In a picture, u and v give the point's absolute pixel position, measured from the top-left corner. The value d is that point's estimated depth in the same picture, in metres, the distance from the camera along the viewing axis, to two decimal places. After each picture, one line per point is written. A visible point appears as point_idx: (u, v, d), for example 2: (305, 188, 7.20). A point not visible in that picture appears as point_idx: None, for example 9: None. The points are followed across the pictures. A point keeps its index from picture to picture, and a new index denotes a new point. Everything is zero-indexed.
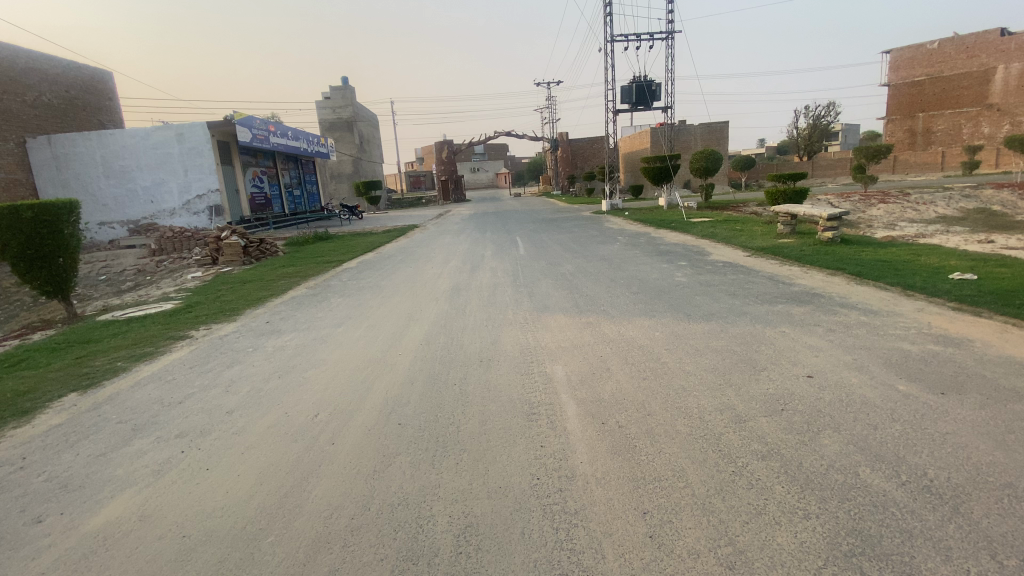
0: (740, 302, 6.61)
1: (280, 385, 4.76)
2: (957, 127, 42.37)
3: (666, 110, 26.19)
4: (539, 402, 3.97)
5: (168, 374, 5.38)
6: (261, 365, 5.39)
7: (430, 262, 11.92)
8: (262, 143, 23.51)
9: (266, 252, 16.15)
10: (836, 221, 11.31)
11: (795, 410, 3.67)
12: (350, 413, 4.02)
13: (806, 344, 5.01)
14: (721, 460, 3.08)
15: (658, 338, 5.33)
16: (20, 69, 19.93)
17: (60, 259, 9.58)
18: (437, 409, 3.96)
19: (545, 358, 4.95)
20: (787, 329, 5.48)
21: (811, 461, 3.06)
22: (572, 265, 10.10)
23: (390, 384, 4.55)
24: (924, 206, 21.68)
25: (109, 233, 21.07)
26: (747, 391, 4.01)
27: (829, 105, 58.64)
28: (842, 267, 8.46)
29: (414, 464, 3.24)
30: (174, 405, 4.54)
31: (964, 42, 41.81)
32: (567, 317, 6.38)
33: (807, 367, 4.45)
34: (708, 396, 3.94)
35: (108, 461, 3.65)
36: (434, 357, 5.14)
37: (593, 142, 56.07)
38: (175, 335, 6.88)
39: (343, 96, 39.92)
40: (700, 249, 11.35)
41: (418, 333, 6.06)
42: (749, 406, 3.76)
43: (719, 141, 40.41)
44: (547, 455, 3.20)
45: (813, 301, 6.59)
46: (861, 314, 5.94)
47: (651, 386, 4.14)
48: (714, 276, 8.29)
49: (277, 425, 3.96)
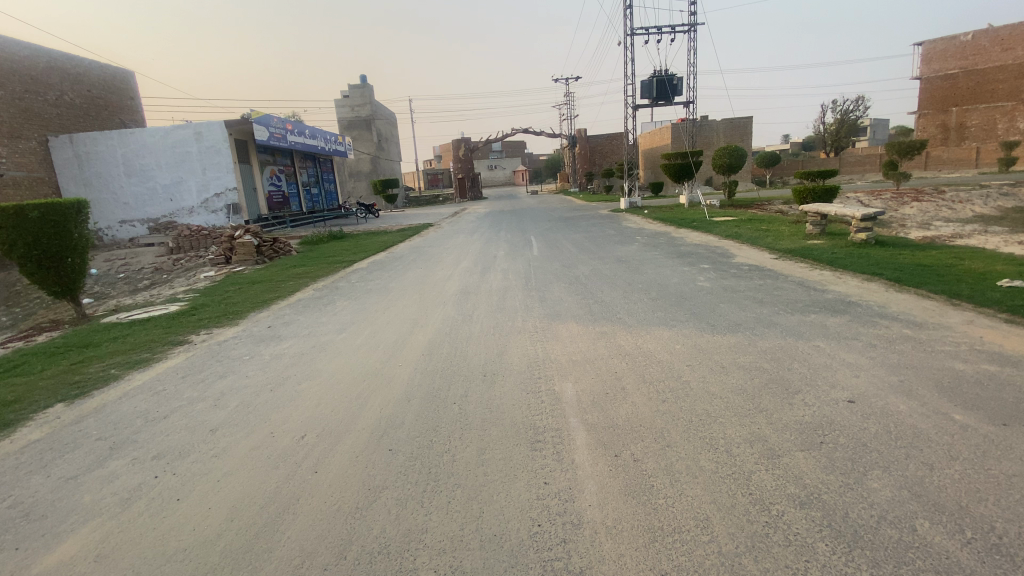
0: (768, 311, 6.11)
1: (269, 400, 4.46)
2: (991, 122, 40.54)
3: (687, 105, 25.46)
4: (546, 426, 3.59)
5: (160, 383, 5.16)
6: (254, 376, 5.11)
7: (443, 263, 11.57)
8: (279, 142, 23.48)
9: (279, 251, 16.03)
10: (869, 221, 10.65)
11: (835, 444, 3.23)
12: (338, 436, 3.69)
13: (843, 361, 4.53)
14: (749, 505, 2.67)
15: (678, 353, 4.90)
16: (43, 69, 20.21)
17: (69, 259, 9.50)
18: (433, 433, 3.61)
19: (554, 373, 4.56)
20: (821, 343, 4.99)
21: (856, 510, 2.62)
22: (588, 267, 9.71)
23: (385, 401, 4.20)
24: (961, 205, 20.61)
25: (130, 231, 21.31)
26: (780, 417, 3.57)
27: (857, 98, 56.71)
28: (878, 272, 7.88)
29: (401, 502, 2.88)
30: (158, 420, 4.30)
31: (998, 34, 40.00)
32: (580, 326, 5.96)
33: (847, 390, 3.96)
34: (735, 423, 3.52)
35: (78, 487, 3.42)
36: (435, 370, 4.80)
37: (611, 139, 55.23)
38: (174, 340, 6.66)
39: (361, 95, 40.03)
40: (723, 250, 10.80)
41: (420, 342, 5.72)
42: (783, 437, 3.32)
43: (742, 137, 39.32)
44: (551, 496, 2.81)
45: (849, 310, 6.04)
46: (903, 326, 5.40)
47: (671, 410, 3.72)
48: (739, 281, 7.78)
49: (261, 446, 3.66)
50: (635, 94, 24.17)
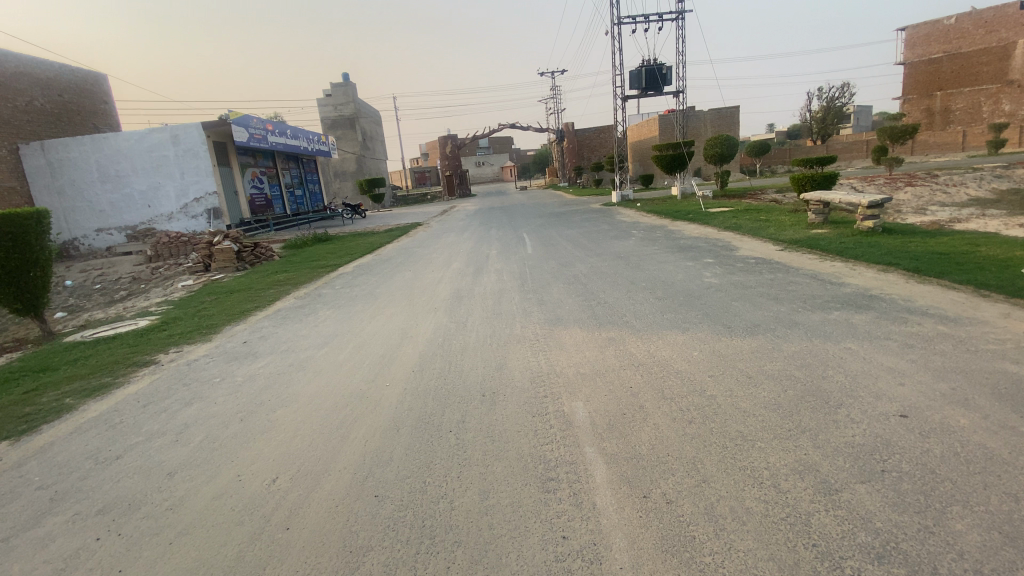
0: (786, 309, 5.65)
1: (238, 433, 3.90)
2: (976, 105, 40.38)
3: (677, 94, 24.97)
4: (559, 459, 3.09)
5: (118, 414, 4.58)
6: (225, 402, 4.55)
7: (432, 264, 11.03)
8: (259, 143, 22.65)
9: (261, 256, 15.39)
10: (876, 208, 10.22)
11: (898, 473, 2.76)
12: (316, 479, 3.16)
13: (882, 366, 4.08)
14: (817, 562, 2.19)
15: (696, 360, 4.42)
16: (11, 74, 19.39)
17: (32, 272, 8.84)
18: (427, 471, 3.09)
19: (562, 391, 4.04)
20: (852, 345, 4.53)
21: (945, 564, 2.14)
22: (585, 265, 9.24)
23: (371, 431, 3.67)
24: (955, 188, 20.41)
25: (107, 240, 20.41)
26: (826, 440, 3.10)
27: (843, 85, 56.69)
28: (893, 262, 7.47)
29: (389, 571, 2.36)
30: (110, 461, 3.74)
31: (981, 17, 39.97)
32: (584, 333, 5.45)
33: (898, 402, 3.50)
34: (777, 448, 3.05)
35: (6, 555, 2.86)
36: (426, 391, 4.28)
37: (599, 132, 54.60)
38: (140, 360, 6.06)
39: (344, 94, 39.20)
40: (725, 243, 10.37)
41: (410, 357, 5.18)
42: (835, 465, 2.86)
43: (730, 126, 39.04)
44: (571, 559, 2.31)
45: (874, 306, 5.60)
46: (937, 322, 4.96)
47: (702, 435, 3.23)
48: (748, 276, 7.31)
49: (228, 493, 3.13)
50: (625, 84, 23.63)
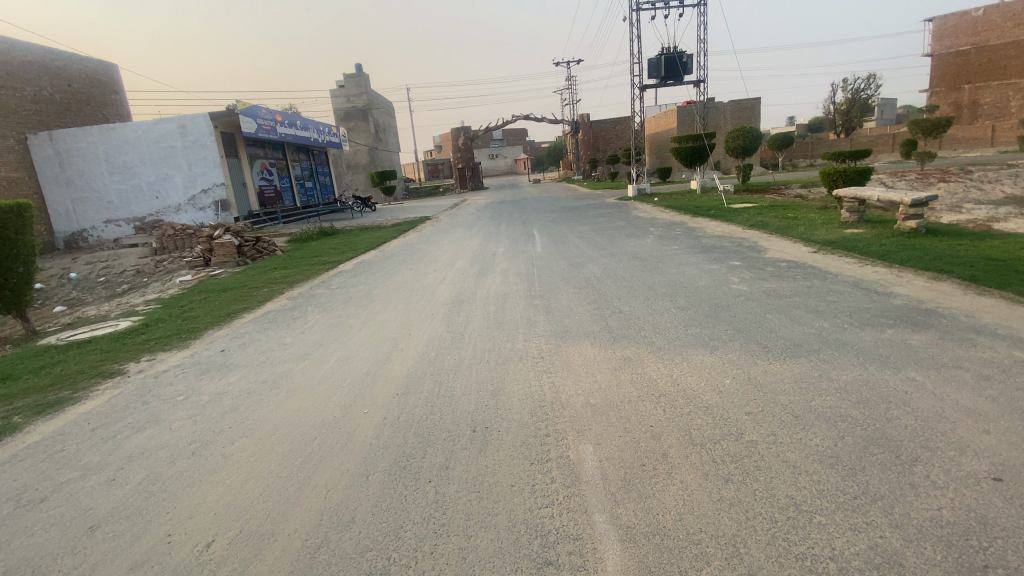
0: (830, 326, 4.89)
1: (184, 473, 3.30)
2: (1005, 100, 38.63)
3: (698, 84, 23.85)
4: (559, 532, 2.44)
5: (61, 439, 3.99)
6: (183, 428, 3.97)
7: (436, 263, 10.38)
8: (268, 134, 22.17)
9: (263, 250, 14.94)
10: (919, 208, 9.29)
11: (1006, 571, 2.06)
12: (258, 546, 2.55)
13: (957, 406, 3.33)
14: None
15: (730, 392, 3.71)
16: (18, 62, 19.13)
17: (16, 268, 8.43)
18: (394, 543, 2.47)
19: (569, 430, 3.35)
20: (915, 375, 3.79)
21: None
22: (599, 266, 8.55)
23: (337, 477, 3.07)
24: (990, 185, 19.22)
25: (115, 231, 20.15)
26: (906, 515, 2.39)
27: (869, 76, 54.27)
28: (944, 268, 6.68)
29: None
30: (31, 506, 3.15)
31: (1010, 9, 37.99)
32: (595, 350, 4.78)
33: (987, 460, 2.77)
34: (843, 526, 2.35)
35: None
36: (409, 423, 3.64)
37: (615, 124, 53.27)
38: (105, 370, 5.51)
39: (357, 84, 38.54)
40: (751, 243, 9.58)
41: (395, 376, 4.55)
42: (922, 557, 2.16)
43: (750, 119, 37.75)
44: None
45: (934, 324, 4.81)
46: (1011, 346, 4.19)
47: (742, 502, 2.54)
48: (782, 283, 6.57)
49: (150, 561, 2.54)
50: (643, 73, 22.57)
